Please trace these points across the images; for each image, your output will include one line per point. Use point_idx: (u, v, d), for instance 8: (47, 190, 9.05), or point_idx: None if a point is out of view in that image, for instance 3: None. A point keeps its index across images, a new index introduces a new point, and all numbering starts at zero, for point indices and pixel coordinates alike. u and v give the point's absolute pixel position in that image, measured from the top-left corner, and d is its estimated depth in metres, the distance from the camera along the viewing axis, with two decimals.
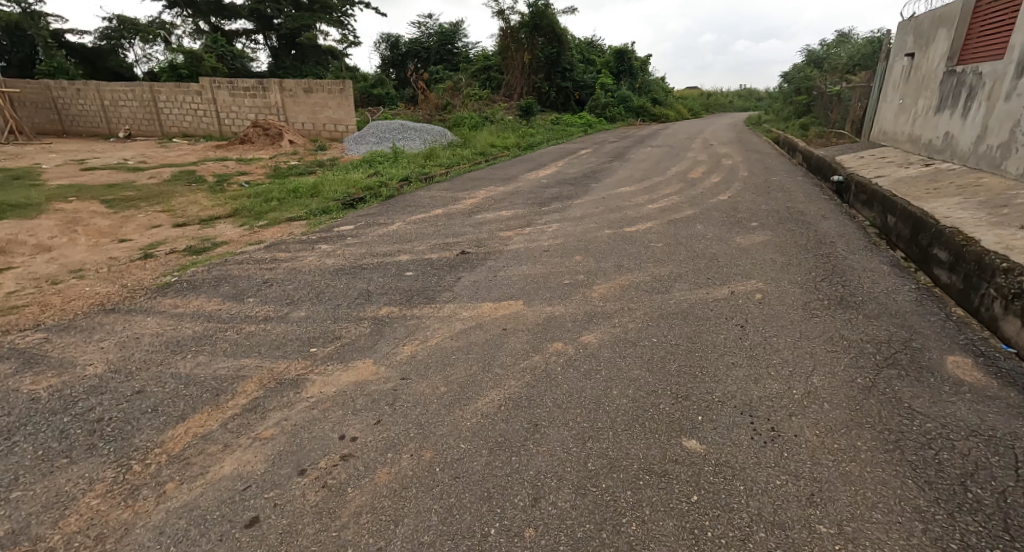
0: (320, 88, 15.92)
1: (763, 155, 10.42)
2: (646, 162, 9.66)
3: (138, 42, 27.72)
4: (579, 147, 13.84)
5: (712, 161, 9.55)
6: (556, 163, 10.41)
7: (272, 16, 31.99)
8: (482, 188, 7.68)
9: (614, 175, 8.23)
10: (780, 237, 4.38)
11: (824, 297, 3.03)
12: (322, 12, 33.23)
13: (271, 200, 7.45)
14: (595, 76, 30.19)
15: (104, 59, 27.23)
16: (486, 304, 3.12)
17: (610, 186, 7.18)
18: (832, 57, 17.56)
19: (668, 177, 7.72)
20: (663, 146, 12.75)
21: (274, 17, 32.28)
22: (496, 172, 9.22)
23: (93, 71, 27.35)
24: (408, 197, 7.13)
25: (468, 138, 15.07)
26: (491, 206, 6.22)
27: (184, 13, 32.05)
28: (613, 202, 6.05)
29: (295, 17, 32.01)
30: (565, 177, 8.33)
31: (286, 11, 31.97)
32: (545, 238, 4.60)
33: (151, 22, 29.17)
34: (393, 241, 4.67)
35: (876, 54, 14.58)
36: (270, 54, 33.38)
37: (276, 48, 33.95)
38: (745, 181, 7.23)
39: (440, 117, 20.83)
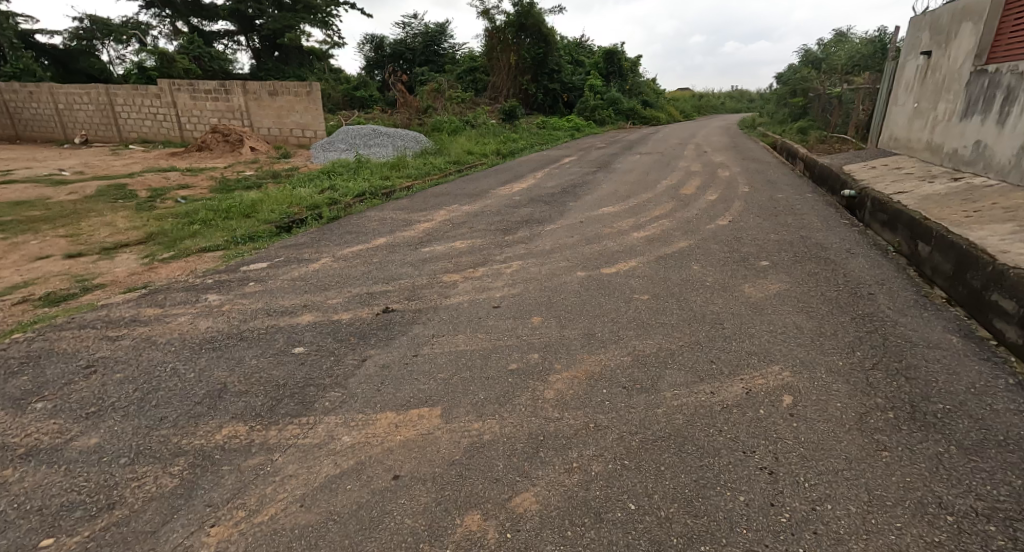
0: (285, 91, 15.00)
1: (763, 164, 9.48)
2: (633, 174, 8.72)
3: (111, 44, 26.76)
4: (563, 156, 12.87)
5: (706, 172, 8.61)
6: (534, 174, 9.43)
7: (253, 17, 30.94)
8: (443, 206, 6.74)
9: (596, 190, 7.28)
10: (801, 285, 3.39)
11: (887, 405, 2.06)
12: (305, 13, 32.20)
13: (198, 222, 6.46)
14: (584, 78, 29.31)
15: (76, 61, 25.84)
16: (386, 415, 2.09)
17: (590, 206, 6.21)
18: (829, 59, 16.81)
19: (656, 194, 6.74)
20: (653, 155, 11.82)
21: (255, 18, 31.22)
22: (465, 186, 8.27)
23: (65, 73, 25.99)
24: (355, 218, 6.17)
25: (444, 144, 14.12)
26: (447, 234, 5.24)
27: (160, 13, 30.99)
28: (590, 228, 5.08)
29: (276, 17, 31.00)
30: (541, 193, 7.37)
31: (268, 12, 31.03)
32: (500, 287, 3.61)
33: (124, 22, 28.09)
34: (306, 288, 3.67)
35: (877, 54, 13.79)
36: (251, 56, 32.25)
37: (258, 50, 32.82)
38: (746, 198, 6.27)
39: (420, 121, 19.84)
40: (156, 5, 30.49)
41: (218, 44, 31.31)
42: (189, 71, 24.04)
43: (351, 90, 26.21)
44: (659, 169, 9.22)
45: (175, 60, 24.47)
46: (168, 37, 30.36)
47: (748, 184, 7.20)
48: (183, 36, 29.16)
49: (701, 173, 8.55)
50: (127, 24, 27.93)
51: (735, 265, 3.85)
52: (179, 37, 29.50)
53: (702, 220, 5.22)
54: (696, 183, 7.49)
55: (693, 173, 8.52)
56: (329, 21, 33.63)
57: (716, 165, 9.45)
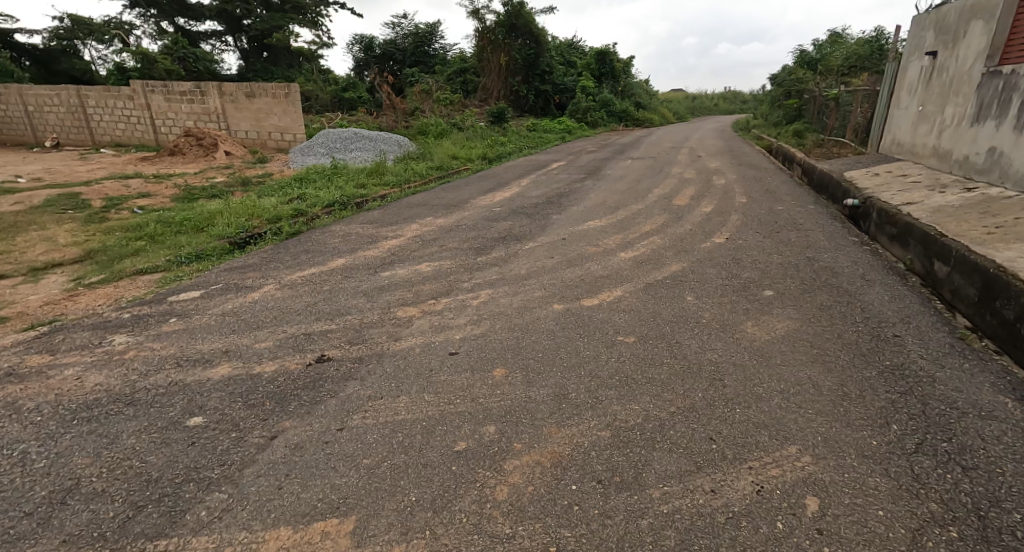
0: (263, 92, 14.45)
1: (759, 171, 9.02)
2: (622, 181, 8.26)
3: (94, 43, 25.55)
4: (551, 160, 12.38)
5: (698, 180, 8.17)
6: (519, 181, 8.94)
7: (241, 16, 30.33)
8: (417, 218, 6.24)
9: (582, 200, 6.80)
10: (814, 323, 2.89)
11: (942, 519, 1.57)
12: (293, 13, 31.66)
13: (146, 238, 5.92)
14: (576, 79, 28.88)
15: (58, 61, 25.11)
16: (278, 533, 1.59)
17: (574, 220, 5.72)
18: (825, 60, 16.44)
19: (646, 205, 6.26)
20: (644, 159, 11.37)
21: (243, 18, 30.60)
22: (444, 195, 7.78)
23: (46, 74, 25.31)
24: (318, 233, 5.66)
25: (429, 148, 13.60)
26: (414, 253, 4.74)
27: (145, 12, 29.95)
28: (572, 248, 4.60)
29: (263, 17, 30.39)
30: (523, 203, 6.89)
31: (256, 12, 30.44)
32: (462, 325, 3.10)
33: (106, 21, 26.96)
34: (235, 325, 3.15)
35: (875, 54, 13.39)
36: (238, 57, 31.60)
37: (246, 50, 32.15)
38: (743, 211, 5.79)
39: (407, 123, 19.31)
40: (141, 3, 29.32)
41: (205, 44, 30.65)
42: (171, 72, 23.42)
43: (340, 91, 25.53)
44: (650, 176, 8.76)
45: (157, 61, 23.82)
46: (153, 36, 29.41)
47: (744, 193, 6.73)
48: (168, 36, 28.32)
49: (695, 180, 8.08)
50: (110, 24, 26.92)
51: (734, 295, 3.35)
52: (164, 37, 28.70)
53: (695, 238, 4.75)
54: (688, 192, 7.03)
55: (687, 180, 8.06)
56: (317, 21, 32.99)
57: (710, 171, 9.01)
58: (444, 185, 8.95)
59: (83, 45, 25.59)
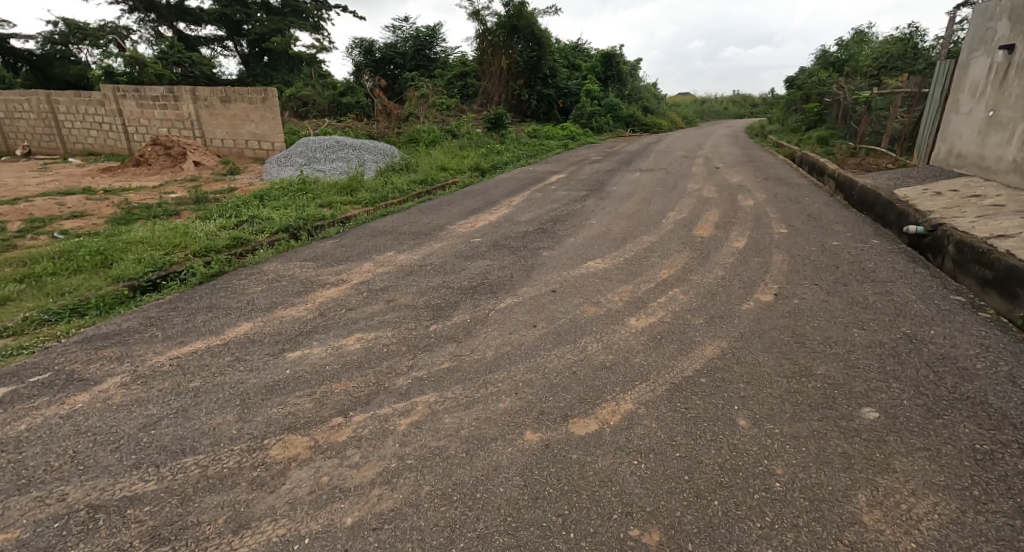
0: (239, 98, 13.52)
1: (791, 187, 7.76)
2: (630, 202, 7.05)
3: (88, 48, 24.59)
4: (550, 173, 11.19)
5: (717, 200, 6.93)
6: (510, 200, 7.76)
7: (241, 21, 29.67)
8: (377, 253, 5.12)
9: (580, 229, 5.60)
10: (986, 517, 1.62)
11: None
12: (293, 16, 30.97)
13: (31, 275, 4.72)
14: (581, 82, 27.77)
15: (52, 66, 24.47)
16: None
17: (568, 260, 4.51)
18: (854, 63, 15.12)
19: (661, 239, 5.02)
20: (654, 172, 10.14)
21: (242, 22, 29.92)
22: (419, 220, 6.61)
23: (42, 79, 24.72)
24: (244, 275, 4.49)
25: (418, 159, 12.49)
26: (351, 312, 3.54)
27: (144, 17, 29.09)
28: (562, 313, 3.38)
29: (263, 21, 29.55)
30: (509, 232, 5.70)
31: (257, 16, 29.66)
32: (369, 486, 1.86)
33: (102, 26, 26.14)
34: (2, 470, 1.96)
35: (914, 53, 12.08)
36: (237, 61, 30.88)
37: (246, 55, 31.45)
38: (786, 247, 4.55)
39: (401, 129, 18.24)
40: (139, 8, 28.41)
41: (204, 49, 30.06)
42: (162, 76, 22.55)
43: (337, 96, 24.44)
44: (662, 194, 7.54)
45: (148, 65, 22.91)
46: (151, 41, 28.57)
47: (781, 220, 5.51)
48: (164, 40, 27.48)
49: (715, 201, 6.85)
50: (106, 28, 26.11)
51: (816, 421, 2.09)
52: (160, 40, 27.87)
53: (732, 297, 3.51)
54: (711, 219, 5.79)
55: (707, 201, 6.86)
56: (317, 25, 32.15)
57: (732, 188, 7.77)
58: (423, 205, 7.76)
59: (78, 49, 24.70)
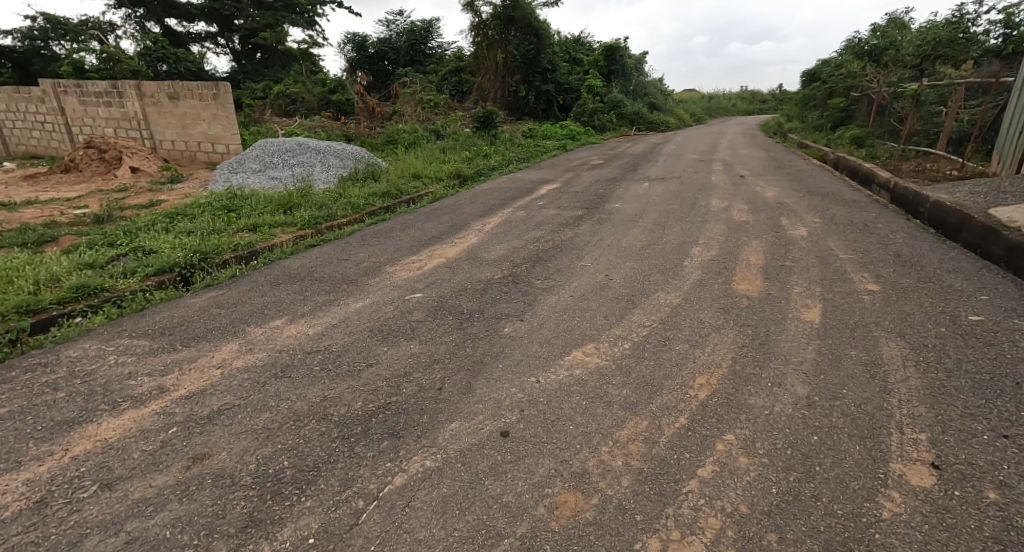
0: (187, 94, 11.95)
1: (845, 206, 6.04)
2: (635, 231, 5.39)
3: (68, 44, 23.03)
4: (541, 183, 9.59)
5: (750, 230, 5.25)
6: (481, 225, 6.17)
7: (231, 15, 28.24)
8: (266, 318, 3.51)
9: (567, 282, 3.94)
10: None
11: None
12: (285, 11, 29.51)
13: None
14: (582, 78, 26.03)
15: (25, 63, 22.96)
16: None
17: (540, 352, 2.85)
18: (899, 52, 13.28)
19: (685, 308, 3.33)
20: (664, 184, 8.46)
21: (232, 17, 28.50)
22: (355, 256, 4.96)
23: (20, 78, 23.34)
24: (27, 368, 2.85)
25: (392, 167, 10.89)
26: (108, 492, 1.86)
27: (132, 13, 27.78)
28: (514, 516, 1.71)
29: (254, 16, 28.14)
30: (466, 283, 4.04)
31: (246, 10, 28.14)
32: None
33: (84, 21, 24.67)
34: None
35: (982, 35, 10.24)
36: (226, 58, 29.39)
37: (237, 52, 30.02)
38: (892, 326, 2.86)
39: (384, 129, 16.64)
40: (127, 3, 27.10)
41: (193, 45, 28.69)
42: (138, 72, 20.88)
43: (326, 94, 22.19)
44: (677, 219, 5.86)
45: (123, 61, 21.27)
46: (136, 36, 26.91)
47: (854, 269, 3.85)
48: (148, 34, 25.78)
49: (749, 231, 5.16)
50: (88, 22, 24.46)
51: None
52: (144, 34, 26.19)
53: (846, 469, 1.82)
54: (751, 269, 4.10)
55: (738, 231, 5.20)
56: (310, 19, 30.46)
57: (768, 209, 6.07)
58: (371, 230, 6.13)
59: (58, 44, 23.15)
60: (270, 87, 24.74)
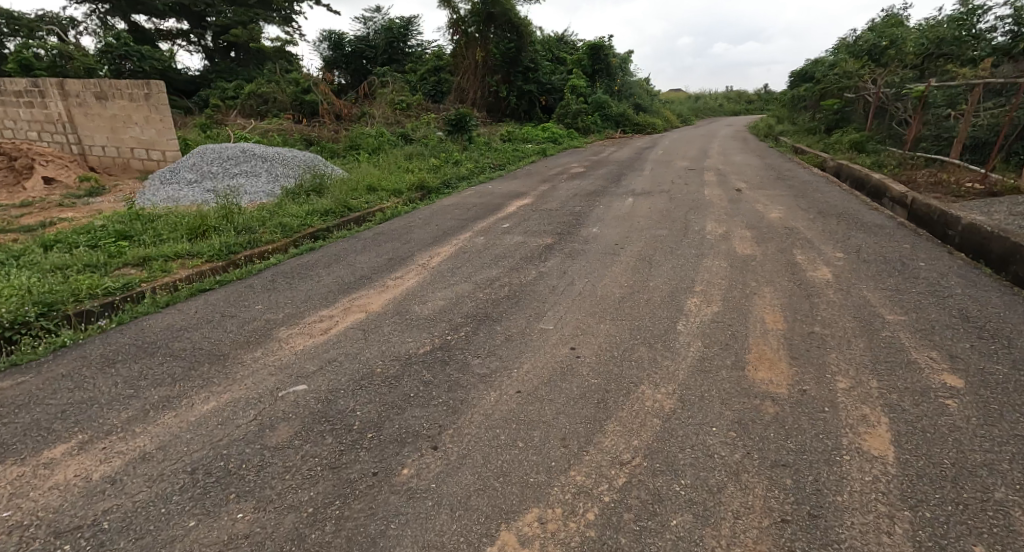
0: (116, 93, 10.66)
1: (862, 234, 5.06)
2: (614, 275, 4.30)
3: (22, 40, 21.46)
4: (511, 197, 8.52)
5: (758, 274, 4.16)
6: (426, 260, 5.07)
7: (205, 13, 26.83)
8: (55, 430, 2.34)
9: (515, 366, 2.84)
10: None
11: None
12: (260, 7, 28.11)
13: None
14: (565, 78, 24.99)
15: None
16: None
17: (448, 531, 1.75)
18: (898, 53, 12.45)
19: (684, 430, 2.22)
20: (650, 201, 7.39)
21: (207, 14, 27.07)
22: (249, 310, 3.80)
23: None
24: None
25: (347, 179, 9.76)
26: None
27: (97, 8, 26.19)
28: None
29: (229, 13, 26.69)
30: (380, 363, 2.92)
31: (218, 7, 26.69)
32: None
33: (41, 17, 23.08)
34: None
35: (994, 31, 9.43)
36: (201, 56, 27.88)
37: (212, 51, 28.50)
38: (1017, 481, 1.81)
39: (350, 132, 15.45)
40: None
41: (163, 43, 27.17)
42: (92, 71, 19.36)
43: (302, 91, 20.53)
44: (667, 256, 4.78)
45: (75, 58, 19.71)
46: (98, 33, 25.29)
47: (908, 345, 2.81)
48: (110, 31, 24.21)
49: (757, 276, 4.09)
50: (43, 18, 22.84)
51: None
52: (106, 30, 24.61)
53: None
54: (769, 340, 3.00)
55: (739, 274, 4.16)
56: (285, 16, 29.03)
57: (774, 241, 5.04)
58: (294, 265, 5.01)
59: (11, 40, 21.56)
60: (242, 86, 23.21)
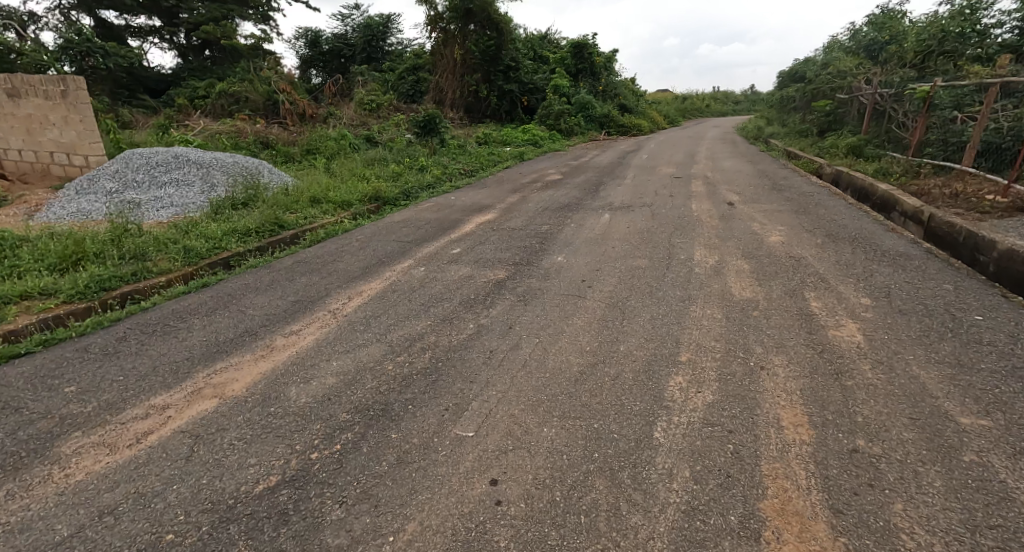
0: (30, 90, 9.47)
1: (884, 270, 4.07)
2: (575, 334, 3.27)
3: None
4: (474, 211, 7.47)
5: (764, 332, 3.15)
6: (343, 306, 4.02)
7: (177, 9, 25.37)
8: None
9: (393, 530, 1.80)
10: None
11: None
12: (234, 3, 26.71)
13: None
14: (548, 77, 23.97)
15: None
16: None
17: None
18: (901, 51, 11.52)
19: None
20: (630, 217, 6.38)
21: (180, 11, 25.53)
22: (51, 394, 2.69)
23: None
24: None
25: (291, 190, 8.64)
26: None
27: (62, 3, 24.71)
28: None
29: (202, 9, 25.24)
30: (181, 518, 1.84)
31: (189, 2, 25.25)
32: None
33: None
34: None
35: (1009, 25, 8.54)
36: (176, 54, 26.34)
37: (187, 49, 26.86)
38: None
39: (313, 134, 14.30)
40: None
41: (133, 40, 25.72)
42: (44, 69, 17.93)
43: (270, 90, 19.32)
44: (644, 301, 3.77)
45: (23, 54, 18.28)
46: (60, 28, 23.80)
47: (1010, 491, 1.81)
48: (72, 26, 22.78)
49: (761, 337, 3.08)
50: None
51: None
52: (67, 26, 23.15)
53: None
54: (794, 468, 1.99)
55: (735, 334, 3.16)
56: (262, 13, 27.71)
57: (778, 279, 4.04)
58: (170, 310, 3.92)
59: None
60: (212, 85, 21.74)
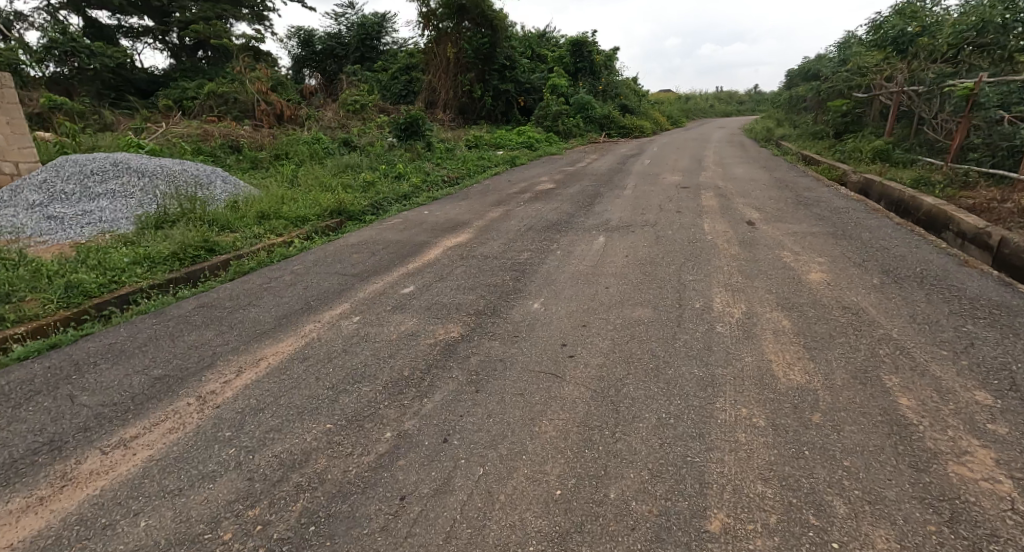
0: None
1: (985, 336, 2.89)
2: (540, 462, 2.12)
3: None
4: (445, 230, 6.32)
5: (839, 463, 1.99)
6: (225, 387, 2.85)
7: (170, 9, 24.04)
8: None
9: None
10: None
11: None
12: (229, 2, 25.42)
13: None
14: (545, 77, 22.83)
15: None
16: None
17: None
18: (934, 45, 10.26)
19: None
20: (630, 241, 5.21)
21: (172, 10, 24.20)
22: None
23: None
24: None
25: (239, 203, 7.50)
26: None
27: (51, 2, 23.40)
28: None
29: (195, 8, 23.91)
30: None
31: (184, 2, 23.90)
32: None
33: None
34: None
35: None
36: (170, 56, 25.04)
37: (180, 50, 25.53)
38: None
39: (287, 137, 13.17)
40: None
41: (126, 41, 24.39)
42: (14, 68, 16.73)
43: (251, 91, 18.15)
44: (646, 390, 2.60)
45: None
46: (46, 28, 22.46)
47: None
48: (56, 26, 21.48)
49: (839, 478, 1.92)
50: None
51: None
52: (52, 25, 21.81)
53: None
54: None
55: (801, 470, 1.97)
56: (257, 12, 26.50)
57: (836, 350, 2.86)
58: None
59: None
60: (203, 85, 20.49)
